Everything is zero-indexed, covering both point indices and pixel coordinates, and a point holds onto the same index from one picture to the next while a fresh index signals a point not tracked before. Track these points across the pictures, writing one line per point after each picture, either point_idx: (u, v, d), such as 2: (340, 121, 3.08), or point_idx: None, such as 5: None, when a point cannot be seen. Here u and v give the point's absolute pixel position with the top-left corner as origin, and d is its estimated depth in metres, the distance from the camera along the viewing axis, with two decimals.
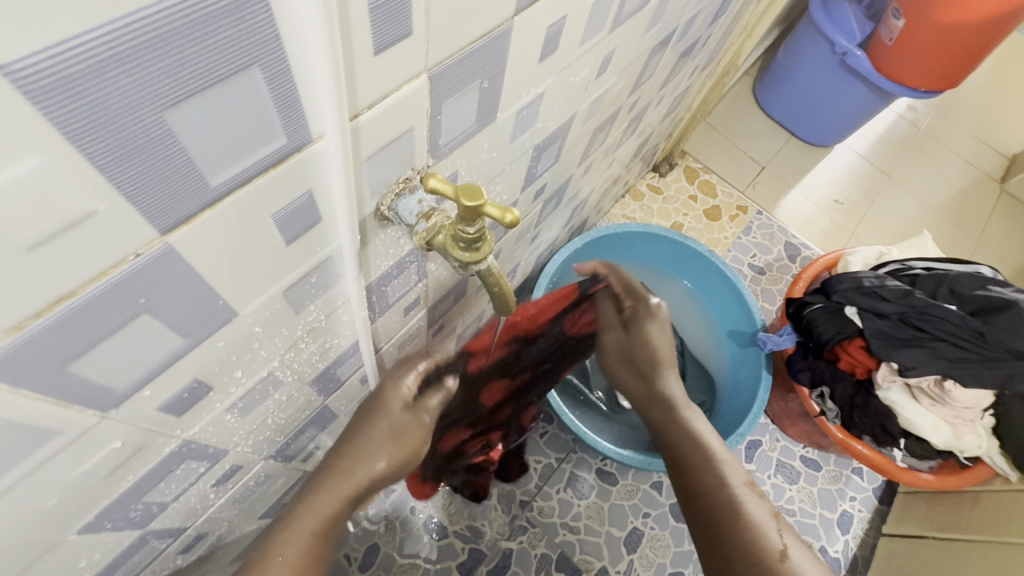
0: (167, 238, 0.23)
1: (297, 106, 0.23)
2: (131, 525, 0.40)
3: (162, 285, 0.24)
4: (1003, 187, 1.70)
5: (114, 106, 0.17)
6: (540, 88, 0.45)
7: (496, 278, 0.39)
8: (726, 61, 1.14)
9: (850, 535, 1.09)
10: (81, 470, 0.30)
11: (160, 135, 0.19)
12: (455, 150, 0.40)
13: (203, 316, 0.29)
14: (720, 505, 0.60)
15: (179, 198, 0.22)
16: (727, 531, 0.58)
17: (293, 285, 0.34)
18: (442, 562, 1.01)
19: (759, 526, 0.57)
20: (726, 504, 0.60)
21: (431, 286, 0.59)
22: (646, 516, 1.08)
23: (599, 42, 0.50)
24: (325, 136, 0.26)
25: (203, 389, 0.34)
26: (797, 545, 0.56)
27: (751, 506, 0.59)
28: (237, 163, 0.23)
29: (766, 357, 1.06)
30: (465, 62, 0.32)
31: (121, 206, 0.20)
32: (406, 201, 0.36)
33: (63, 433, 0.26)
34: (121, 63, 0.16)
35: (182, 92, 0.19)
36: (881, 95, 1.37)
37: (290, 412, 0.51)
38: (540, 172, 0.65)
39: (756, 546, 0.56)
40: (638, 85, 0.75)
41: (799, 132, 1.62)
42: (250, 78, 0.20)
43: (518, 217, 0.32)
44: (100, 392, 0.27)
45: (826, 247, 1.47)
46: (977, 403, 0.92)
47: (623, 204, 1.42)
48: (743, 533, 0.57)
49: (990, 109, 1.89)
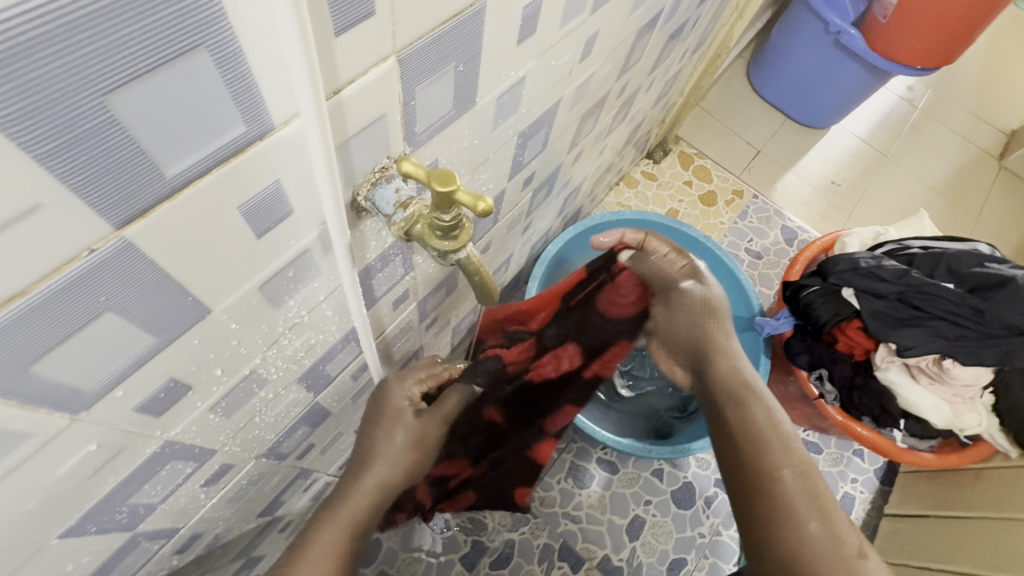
0: (124, 233, 0.22)
1: (252, 90, 0.22)
2: (119, 528, 0.40)
3: (124, 283, 0.24)
4: (1002, 164, 1.68)
5: (46, 91, 0.16)
6: (520, 72, 0.44)
7: (476, 266, 0.38)
8: (717, 42, 1.12)
9: (851, 516, 1.10)
10: (59, 473, 0.30)
11: (102, 123, 0.18)
12: (433, 138, 0.39)
13: (175, 314, 0.28)
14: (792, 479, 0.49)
15: (133, 190, 0.21)
16: (796, 517, 0.46)
17: (271, 279, 0.33)
18: (446, 555, 1.02)
19: (825, 521, 0.46)
20: (788, 485, 0.48)
21: (419, 278, 0.58)
22: (648, 503, 1.08)
23: (581, 24, 0.49)
24: (298, 118, 0.25)
25: (181, 388, 0.34)
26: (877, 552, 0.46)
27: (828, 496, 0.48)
28: (193, 152, 0.22)
29: (765, 341, 1.06)
30: (438, 43, 0.31)
31: (69, 199, 0.19)
32: (383, 190, 0.35)
33: (33, 436, 0.26)
34: (49, 45, 0.15)
35: (124, 74, 0.18)
36: (876, 73, 1.36)
37: (280, 410, 0.51)
38: (528, 161, 0.64)
39: (826, 541, 0.45)
40: (626, 69, 0.74)
41: (794, 114, 1.60)
42: (198, 60, 0.19)
43: (491, 205, 0.31)
44: (71, 393, 0.26)
45: (824, 229, 1.46)
46: (976, 381, 0.90)
47: (617, 192, 1.40)
48: (808, 519, 0.46)
49: (987, 85, 1.86)
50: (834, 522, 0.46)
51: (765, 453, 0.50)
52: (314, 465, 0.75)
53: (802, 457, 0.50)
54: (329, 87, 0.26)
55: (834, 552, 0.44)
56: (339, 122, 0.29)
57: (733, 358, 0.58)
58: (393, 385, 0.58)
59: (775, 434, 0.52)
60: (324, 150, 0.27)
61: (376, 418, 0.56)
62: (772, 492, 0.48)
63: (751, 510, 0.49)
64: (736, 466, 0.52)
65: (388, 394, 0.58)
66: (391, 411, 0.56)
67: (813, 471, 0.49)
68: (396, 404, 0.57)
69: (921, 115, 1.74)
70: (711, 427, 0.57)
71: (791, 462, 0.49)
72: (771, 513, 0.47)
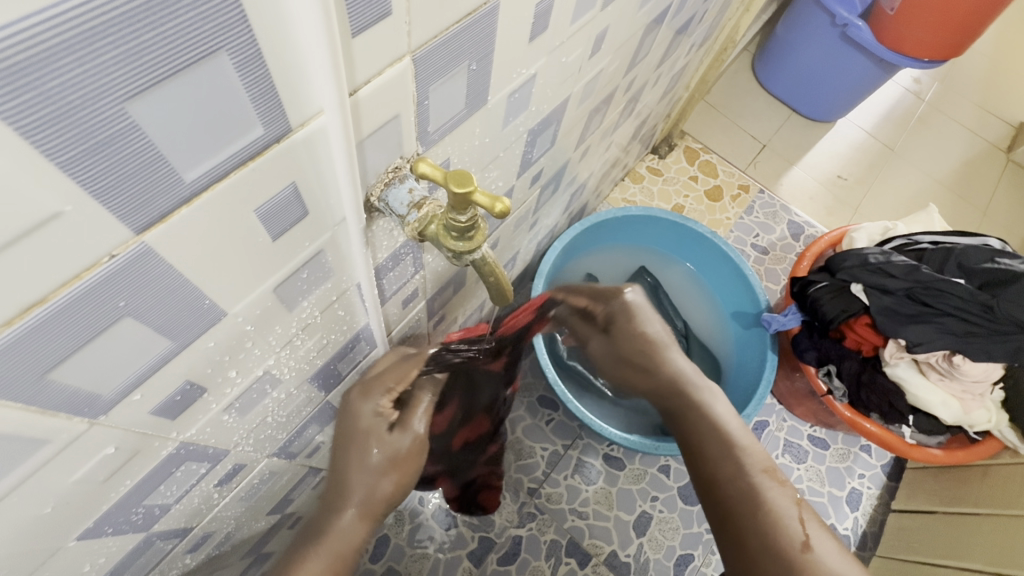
0: (144, 238, 0.22)
1: (270, 92, 0.22)
2: (134, 528, 0.40)
3: (140, 287, 0.23)
4: (1009, 157, 1.67)
5: (69, 98, 0.16)
6: (531, 69, 0.44)
7: (491, 267, 0.38)
8: (724, 36, 1.11)
9: (859, 512, 1.09)
10: (76, 476, 0.30)
11: (123, 129, 0.18)
12: (445, 137, 0.38)
13: (191, 317, 0.28)
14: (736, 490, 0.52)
15: (153, 196, 0.21)
16: (742, 518, 0.51)
17: (284, 281, 0.33)
18: (453, 550, 1.02)
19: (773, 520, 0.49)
20: (731, 494, 0.52)
21: (428, 277, 0.58)
22: (655, 499, 1.08)
23: (591, 20, 0.48)
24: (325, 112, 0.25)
25: (197, 390, 0.34)
26: (823, 533, 0.49)
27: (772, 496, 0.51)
28: (212, 156, 0.22)
29: (772, 337, 1.04)
30: (452, 43, 0.31)
31: (91, 205, 0.19)
32: (396, 190, 0.35)
33: (50, 441, 0.26)
34: (71, 51, 0.15)
35: (146, 79, 0.17)
36: (883, 66, 1.34)
37: (291, 410, 0.51)
38: (536, 158, 0.64)
39: (776, 543, 0.48)
40: (633, 64, 0.73)
41: (800, 108, 1.59)
42: (218, 64, 0.19)
43: (508, 206, 0.31)
44: (88, 398, 0.26)
45: (830, 224, 1.45)
46: (986, 376, 0.91)
47: (622, 187, 1.40)
48: (751, 522, 0.50)
49: (994, 77, 1.84)
50: (779, 515, 0.50)
51: (710, 458, 0.56)
52: (323, 463, 0.75)
53: (741, 469, 0.53)
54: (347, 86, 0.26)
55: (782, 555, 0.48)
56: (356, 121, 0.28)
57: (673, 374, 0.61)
58: (357, 402, 0.54)
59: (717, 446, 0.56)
60: (343, 142, 0.27)
61: (345, 439, 0.54)
62: (720, 501, 0.53)
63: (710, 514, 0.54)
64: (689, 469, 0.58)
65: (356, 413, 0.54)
66: (362, 432, 0.53)
67: (756, 467, 0.53)
68: (363, 423, 0.53)
69: (927, 107, 1.73)
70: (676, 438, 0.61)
71: (729, 470, 0.54)
72: (726, 523, 0.52)
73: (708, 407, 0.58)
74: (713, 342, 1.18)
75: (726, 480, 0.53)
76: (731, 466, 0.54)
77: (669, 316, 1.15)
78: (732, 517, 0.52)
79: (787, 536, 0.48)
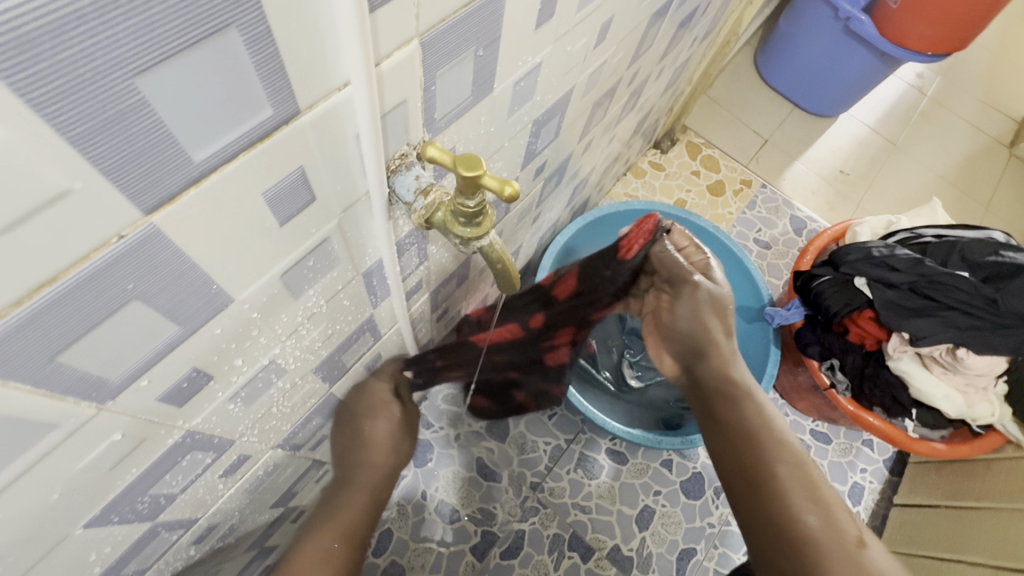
0: (151, 219, 0.21)
1: (280, 73, 0.22)
2: (140, 518, 0.40)
3: (149, 270, 0.23)
4: (1012, 151, 1.66)
5: (79, 70, 0.16)
6: (537, 58, 0.44)
7: (499, 254, 0.38)
8: (727, 29, 1.11)
9: (861, 506, 1.09)
10: (83, 463, 0.30)
11: (133, 106, 0.18)
12: (451, 125, 0.38)
13: (198, 302, 0.28)
14: (786, 477, 0.51)
15: (162, 175, 0.20)
16: (797, 508, 0.49)
17: (291, 267, 0.33)
18: (456, 544, 1.02)
19: (828, 512, 0.49)
20: (784, 482, 0.51)
21: (432, 269, 0.57)
22: (657, 493, 1.08)
23: (597, 9, 0.48)
24: (350, 85, 0.25)
25: (203, 378, 0.33)
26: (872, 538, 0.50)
27: (826, 490, 0.51)
28: (221, 137, 0.21)
29: (775, 332, 1.05)
30: (460, 26, 0.31)
31: (100, 183, 0.19)
32: (404, 177, 0.35)
33: (58, 427, 0.26)
34: (83, 21, 0.15)
35: (155, 53, 0.17)
36: (886, 60, 1.34)
37: (296, 400, 0.51)
38: (540, 150, 0.64)
39: (829, 530, 0.48)
40: (637, 56, 0.73)
41: (802, 103, 1.59)
42: (228, 40, 0.19)
43: (518, 189, 0.30)
44: (96, 383, 0.26)
45: (832, 219, 1.44)
46: (990, 370, 0.90)
47: (624, 182, 1.40)
48: (805, 508, 0.49)
49: (996, 72, 1.84)
50: (834, 510, 0.49)
51: (763, 441, 0.54)
52: (327, 456, 0.75)
53: (797, 459, 0.53)
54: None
55: (838, 540, 0.47)
56: (388, 86, 0.29)
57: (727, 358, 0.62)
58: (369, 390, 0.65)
59: (766, 428, 0.55)
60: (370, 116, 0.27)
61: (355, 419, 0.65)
62: (773, 484, 0.51)
63: (752, 497, 0.52)
64: (734, 451, 0.55)
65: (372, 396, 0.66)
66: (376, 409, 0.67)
67: (811, 462, 0.53)
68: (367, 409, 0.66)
69: (930, 102, 1.72)
70: (713, 421, 0.59)
71: (786, 455, 0.53)
72: (778, 505, 0.50)
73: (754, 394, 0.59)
74: None
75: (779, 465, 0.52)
76: (789, 454, 0.53)
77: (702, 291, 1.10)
78: (785, 502, 0.50)
79: (845, 532, 0.48)
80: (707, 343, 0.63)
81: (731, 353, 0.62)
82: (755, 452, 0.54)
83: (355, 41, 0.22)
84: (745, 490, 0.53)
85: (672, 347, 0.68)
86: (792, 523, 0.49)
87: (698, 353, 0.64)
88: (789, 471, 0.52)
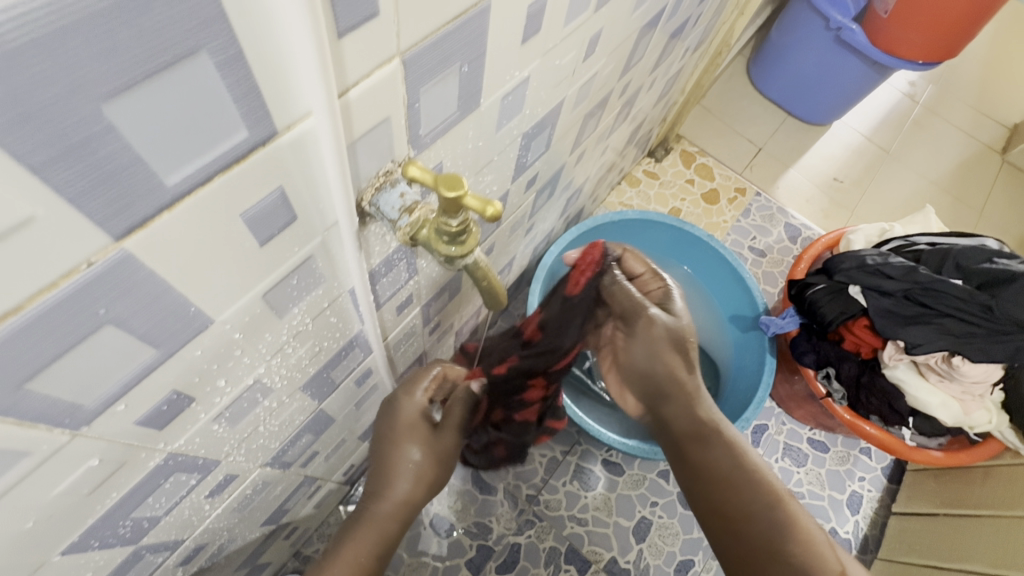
0: (123, 244, 0.21)
1: (255, 95, 0.21)
2: (122, 542, 0.39)
3: (121, 294, 0.23)
4: (1004, 158, 1.67)
5: (38, 99, 0.15)
6: (524, 72, 0.43)
7: (484, 271, 0.38)
8: (719, 39, 1.12)
9: (860, 515, 1.09)
10: (59, 490, 0.29)
11: (99, 133, 0.17)
12: (437, 141, 0.38)
13: (174, 324, 0.27)
14: (768, 520, 0.55)
15: (133, 201, 0.20)
16: (783, 549, 0.53)
17: (274, 287, 0.33)
18: (451, 559, 1.01)
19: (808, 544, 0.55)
20: (767, 524, 0.55)
21: (423, 283, 0.57)
22: (654, 505, 1.07)
23: (585, 23, 0.48)
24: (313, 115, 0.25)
25: (184, 400, 0.33)
26: (850, 560, 0.54)
27: (802, 519, 0.56)
28: (192, 160, 0.21)
29: (770, 340, 1.04)
30: (442, 44, 0.31)
31: (65, 212, 0.18)
32: (387, 195, 0.34)
33: (31, 454, 0.25)
34: (41, 49, 0.15)
35: (120, 80, 0.17)
36: (878, 69, 1.35)
37: (284, 418, 0.50)
38: (531, 162, 0.64)
39: (815, 565, 0.52)
40: (628, 68, 0.73)
41: (796, 111, 1.59)
42: (196, 64, 0.19)
43: (500, 209, 0.30)
44: (68, 408, 0.25)
45: (827, 226, 1.45)
46: (987, 377, 0.90)
47: (619, 191, 1.40)
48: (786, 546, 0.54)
49: (988, 80, 1.85)
50: (815, 545, 0.54)
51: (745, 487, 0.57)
52: (319, 472, 0.74)
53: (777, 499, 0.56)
54: (340, 86, 0.26)
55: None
56: (354, 117, 0.28)
57: (693, 396, 0.61)
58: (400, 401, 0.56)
59: (741, 471, 0.58)
60: (335, 144, 0.26)
61: (393, 438, 0.56)
62: (757, 530, 0.55)
63: (739, 544, 0.56)
64: (715, 500, 0.59)
65: (401, 415, 0.56)
66: (408, 435, 0.55)
67: (786, 494, 0.57)
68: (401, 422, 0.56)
69: (922, 110, 1.73)
70: (689, 467, 0.61)
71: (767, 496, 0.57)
72: (763, 547, 0.54)
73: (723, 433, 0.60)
74: (712, 346, 1.18)
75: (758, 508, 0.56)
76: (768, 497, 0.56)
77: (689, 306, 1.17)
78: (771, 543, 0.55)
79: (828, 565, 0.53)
80: (669, 382, 0.61)
81: (695, 389, 0.61)
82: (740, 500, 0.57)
83: (318, 70, 0.22)
84: (732, 538, 0.57)
85: (633, 384, 0.65)
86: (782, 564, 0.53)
87: (663, 396, 0.62)
88: (770, 514, 0.55)
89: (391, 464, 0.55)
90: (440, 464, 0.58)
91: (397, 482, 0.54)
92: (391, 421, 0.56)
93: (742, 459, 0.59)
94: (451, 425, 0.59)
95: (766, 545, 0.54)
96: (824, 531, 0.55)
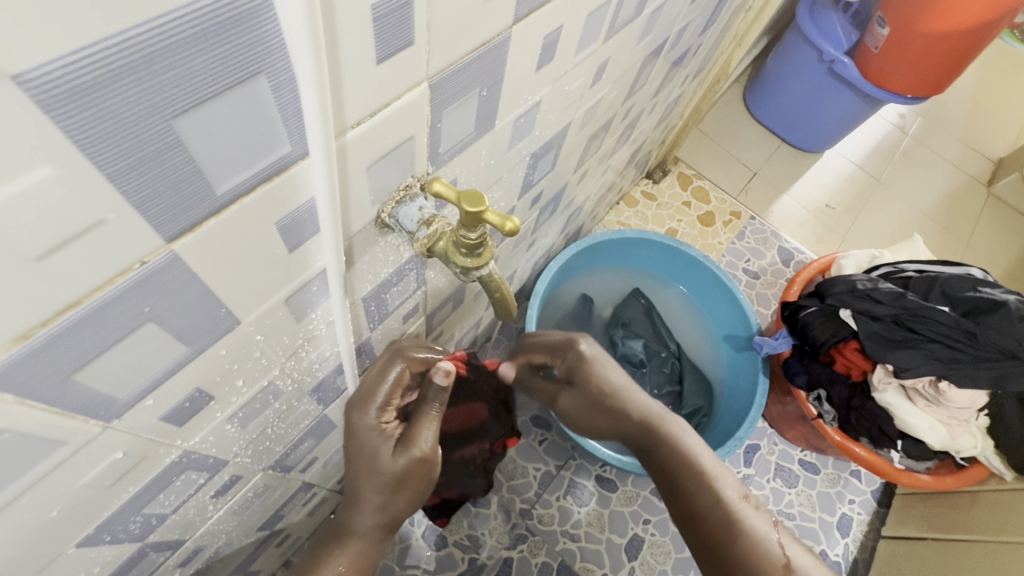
0: (173, 246, 0.23)
1: (301, 116, 0.23)
2: (131, 538, 0.40)
3: (165, 294, 0.24)
4: (991, 190, 1.72)
5: (126, 116, 0.17)
6: (536, 96, 0.46)
7: (497, 284, 0.40)
8: (717, 68, 1.16)
9: (849, 538, 1.09)
10: (84, 481, 0.30)
11: (169, 145, 0.19)
12: (454, 158, 0.40)
13: (207, 323, 0.29)
14: (709, 521, 0.52)
15: (187, 206, 0.22)
16: (724, 546, 0.50)
17: (296, 292, 0.34)
18: (442, 572, 1.01)
19: None
20: (712, 521, 0.52)
21: (429, 293, 0.59)
22: (646, 522, 1.08)
23: (594, 51, 0.50)
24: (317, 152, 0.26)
25: (205, 398, 0.34)
26: (801, 552, 0.51)
27: (749, 518, 0.51)
28: (242, 171, 0.23)
29: (764, 361, 1.06)
30: (466, 69, 0.33)
31: (130, 215, 0.20)
32: (407, 208, 0.36)
33: (66, 443, 0.26)
34: (133, 73, 0.17)
35: (193, 99, 0.19)
36: (869, 101, 1.40)
37: (290, 422, 0.51)
38: (537, 180, 0.66)
39: (757, 558, 0.49)
40: (632, 93, 0.76)
41: (790, 138, 1.64)
42: (256, 86, 0.21)
43: (518, 225, 0.33)
44: (105, 401, 0.26)
45: (818, 251, 1.48)
46: (972, 403, 0.92)
47: (617, 211, 1.43)
48: None
49: (975, 114, 1.92)
50: (761, 540, 0.50)
51: (728, 530, 0.51)
52: (316, 479, 0.74)
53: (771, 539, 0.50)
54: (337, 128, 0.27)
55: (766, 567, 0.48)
56: (375, 139, 0.30)
57: (642, 414, 0.59)
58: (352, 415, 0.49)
59: (691, 474, 0.55)
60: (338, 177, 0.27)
61: (354, 456, 0.50)
62: (722, 540, 0.51)
63: (692, 536, 0.54)
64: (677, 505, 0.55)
65: (354, 431, 0.49)
66: (365, 454, 0.49)
67: (735, 498, 0.53)
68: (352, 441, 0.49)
69: (911, 141, 1.79)
70: (655, 477, 0.58)
71: (758, 536, 0.50)
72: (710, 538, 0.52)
73: (680, 440, 0.56)
74: (706, 363, 1.19)
75: (756, 562, 0.49)
76: (758, 536, 0.50)
77: (684, 328, 1.24)
78: None
79: (772, 561, 0.49)
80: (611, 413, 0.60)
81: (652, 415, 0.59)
82: (736, 554, 0.50)
83: None
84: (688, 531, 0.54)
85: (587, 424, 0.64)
86: (723, 552, 0.50)
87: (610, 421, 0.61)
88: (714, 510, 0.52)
89: (355, 482, 0.49)
90: (419, 482, 0.50)
91: (365, 500, 0.49)
92: (349, 438, 0.49)
93: (700, 466, 0.55)
94: (407, 444, 0.48)
95: (717, 536, 0.51)
96: (771, 523, 0.51)
